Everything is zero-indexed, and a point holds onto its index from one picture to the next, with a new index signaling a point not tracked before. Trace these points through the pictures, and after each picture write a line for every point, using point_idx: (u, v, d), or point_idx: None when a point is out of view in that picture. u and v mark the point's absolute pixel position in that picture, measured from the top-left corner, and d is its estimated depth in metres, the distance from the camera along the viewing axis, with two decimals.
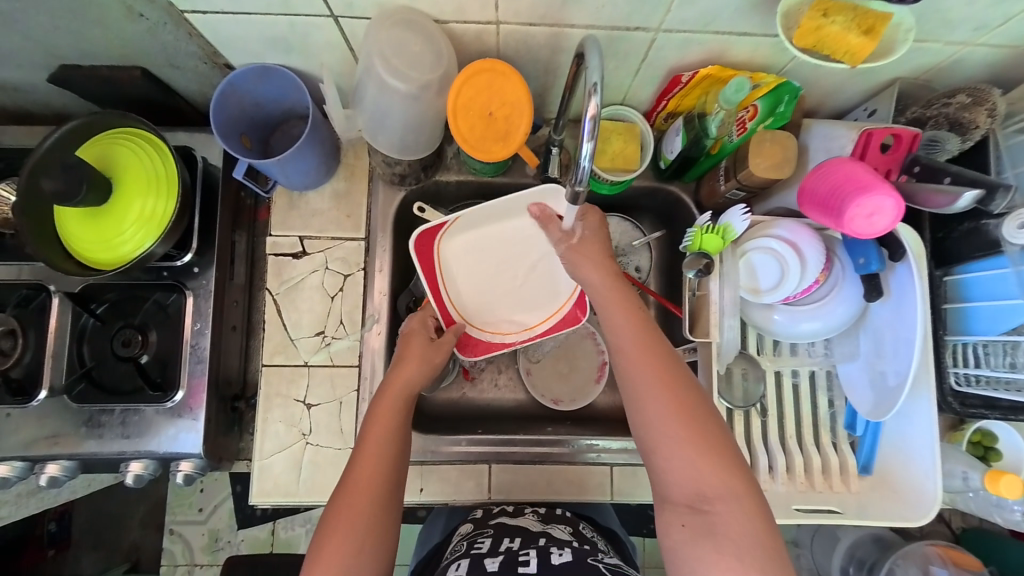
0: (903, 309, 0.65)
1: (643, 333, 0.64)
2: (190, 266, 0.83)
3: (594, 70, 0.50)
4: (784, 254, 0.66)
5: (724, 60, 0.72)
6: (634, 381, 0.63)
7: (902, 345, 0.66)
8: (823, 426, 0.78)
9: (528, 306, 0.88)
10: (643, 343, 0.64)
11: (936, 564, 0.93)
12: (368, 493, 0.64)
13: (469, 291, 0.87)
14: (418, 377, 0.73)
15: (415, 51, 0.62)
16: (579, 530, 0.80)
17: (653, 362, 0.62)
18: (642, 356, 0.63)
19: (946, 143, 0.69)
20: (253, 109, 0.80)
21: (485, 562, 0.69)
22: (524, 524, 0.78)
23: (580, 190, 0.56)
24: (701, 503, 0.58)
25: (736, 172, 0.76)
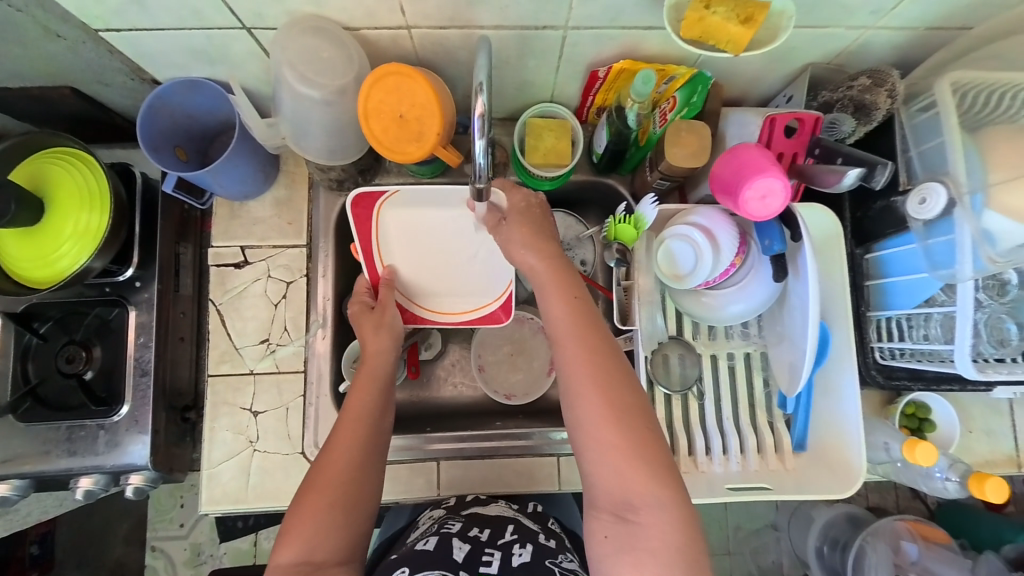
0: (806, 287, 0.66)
1: (587, 334, 0.64)
2: (133, 280, 0.84)
3: (481, 69, 0.51)
4: (700, 242, 0.68)
5: (637, 53, 0.74)
6: (575, 382, 0.63)
7: (802, 319, 0.68)
8: (759, 406, 0.80)
9: (456, 294, 0.89)
10: (585, 342, 0.64)
11: (906, 539, 0.95)
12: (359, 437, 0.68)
13: (406, 269, 0.87)
14: (386, 356, 0.77)
15: (323, 57, 0.65)
16: (546, 524, 0.82)
17: (595, 362, 0.63)
18: (582, 358, 0.63)
19: (845, 125, 0.73)
20: (186, 121, 0.82)
21: (452, 546, 0.70)
22: (498, 512, 0.80)
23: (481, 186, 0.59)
24: (626, 512, 0.59)
25: (658, 164, 0.78)
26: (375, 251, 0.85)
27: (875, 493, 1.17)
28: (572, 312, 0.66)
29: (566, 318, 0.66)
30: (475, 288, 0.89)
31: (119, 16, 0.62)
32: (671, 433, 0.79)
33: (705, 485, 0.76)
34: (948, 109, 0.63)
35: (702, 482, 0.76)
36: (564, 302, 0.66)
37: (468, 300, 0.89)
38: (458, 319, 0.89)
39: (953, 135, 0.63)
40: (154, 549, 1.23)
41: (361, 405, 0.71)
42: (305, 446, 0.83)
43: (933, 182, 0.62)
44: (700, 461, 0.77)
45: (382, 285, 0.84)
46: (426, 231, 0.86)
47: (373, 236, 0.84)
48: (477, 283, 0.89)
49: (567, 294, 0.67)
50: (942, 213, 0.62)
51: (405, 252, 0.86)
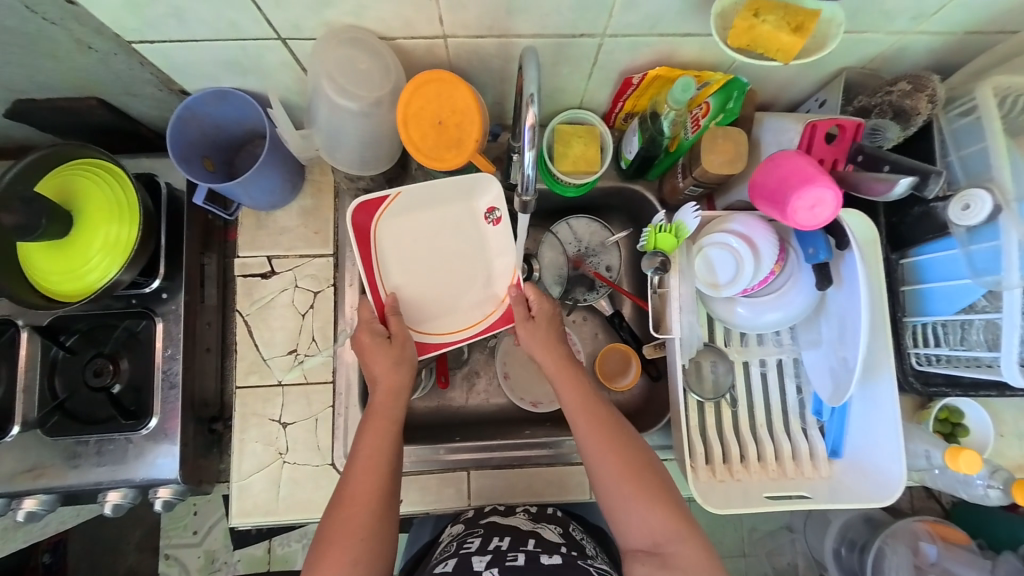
0: (852, 295, 0.66)
1: (600, 418, 0.69)
2: (159, 291, 0.84)
3: (532, 80, 0.51)
4: (740, 249, 0.67)
5: (673, 60, 0.73)
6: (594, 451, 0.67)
7: (845, 330, 0.68)
8: (791, 414, 0.80)
9: (465, 302, 0.83)
10: (591, 409, 0.69)
11: (925, 540, 0.95)
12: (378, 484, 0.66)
13: (407, 283, 0.82)
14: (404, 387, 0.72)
15: (361, 68, 0.64)
16: (569, 531, 0.80)
17: (607, 437, 0.67)
18: (595, 430, 0.68)
19: (888, 131, 0.72)
20: (213, 131, 0.81)
21: (473, 561, 0.69)
22: (516, 523, 0.79)
23: (527, 198, 0.58)
24: (657, 548, 0.63)
25: (692, 170, 0.77)
26: (377, 267, 0.80)
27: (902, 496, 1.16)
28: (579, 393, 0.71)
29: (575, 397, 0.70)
30: (487, 290, 0.83)
31: (155, 28, 0.62)
32: (704, 441, 0.78)
33: (740, 494, 0.74)
34: (990, 113, 0.63)
35: (738, 491, 0.75)
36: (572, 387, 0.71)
37: (469, 316, 0.83)
38: (456, 339, 0.82)
39: (997, 140, 0.62)
40: (166, 559, 1.21)
41: (377, 443, 0.68)
42: (335, 458, 0.81)
43: (977, 188, 0.61)
44: (735, 469, 0.76)
45: (389, 314, 0.77)
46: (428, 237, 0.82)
47: (374, 250, 0.80)
48: (486, 286, 0.83)
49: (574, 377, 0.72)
50: (988, 218, 0.61)
51: (406, 265, 0.81)
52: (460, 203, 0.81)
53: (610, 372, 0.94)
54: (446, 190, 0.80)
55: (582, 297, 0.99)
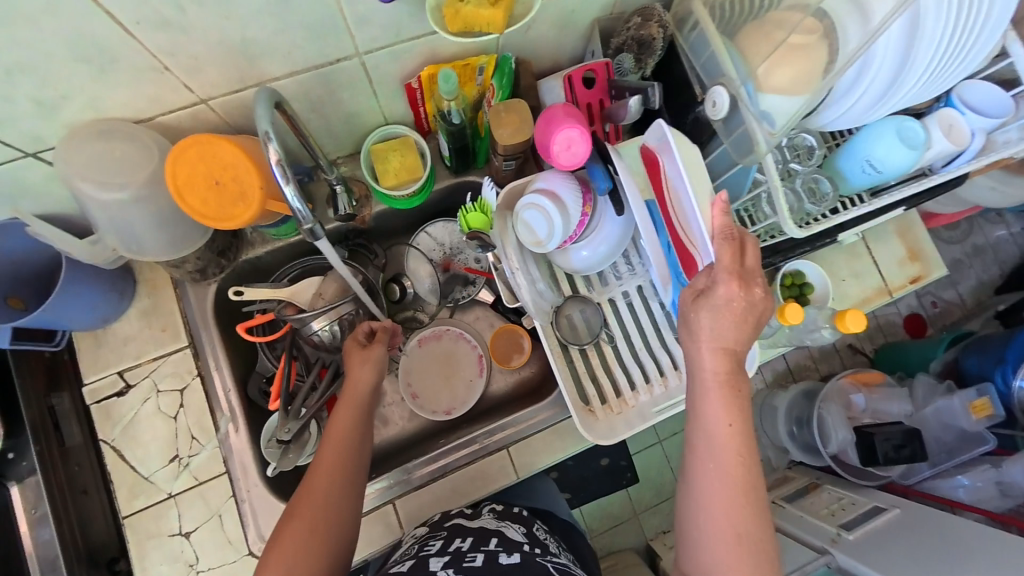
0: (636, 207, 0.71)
1: (742, 537, 0.58)
2: (5, 452, 0.77)
3: (263, 120, 0.54)
4: (547, 204, 0.72)
5: (438, 58, 0.77)
6: (726, 553, 0.58)
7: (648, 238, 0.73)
8: (662, 327, 0.85)
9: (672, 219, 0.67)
10: (725, 483, 0.59)
11: (852, 392, 1.08)
12: (336, 482, 0.66)
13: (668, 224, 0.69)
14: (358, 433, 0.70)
15: (117, 155, 0.62)
16: (533, 531, 0.81)
17: (744, 546, 0.58)
18: (717, 504, 0.59)
19: (624, 63, 0.80)
20: (12, 267, 0.76)
21: (430, 562, 0.68)
22: (482, 524, 0.78)
23: (309, 226, 0.58)
24: None
25: (496, 147, 0.81)
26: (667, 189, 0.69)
27: (822, 365, 1.28)
28: (725, 487, 0.59)
29: (716, 492, 0.59)
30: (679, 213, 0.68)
31: None
32: (595, 382, 0.84)
33: (635, 418, 0.81)
34: (705, 21, 0.72)
35: (624, 420, 0.81)
36: (727, 509, 0.58)
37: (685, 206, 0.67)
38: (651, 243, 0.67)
39: (717, 42, 0.72)
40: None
41: (346, 422, 0.71)
42: (251, 545, 0.77)
43: (717, 87, 0.71)
44: (626, 397, 0.82)
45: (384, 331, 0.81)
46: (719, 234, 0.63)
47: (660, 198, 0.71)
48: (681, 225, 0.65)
49: (737, 480, 0.59)
50: (729, 109, 0.70)
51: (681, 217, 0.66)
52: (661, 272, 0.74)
53: (503, 354, 0.98)
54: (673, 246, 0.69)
55: (461, 295, 1.03)
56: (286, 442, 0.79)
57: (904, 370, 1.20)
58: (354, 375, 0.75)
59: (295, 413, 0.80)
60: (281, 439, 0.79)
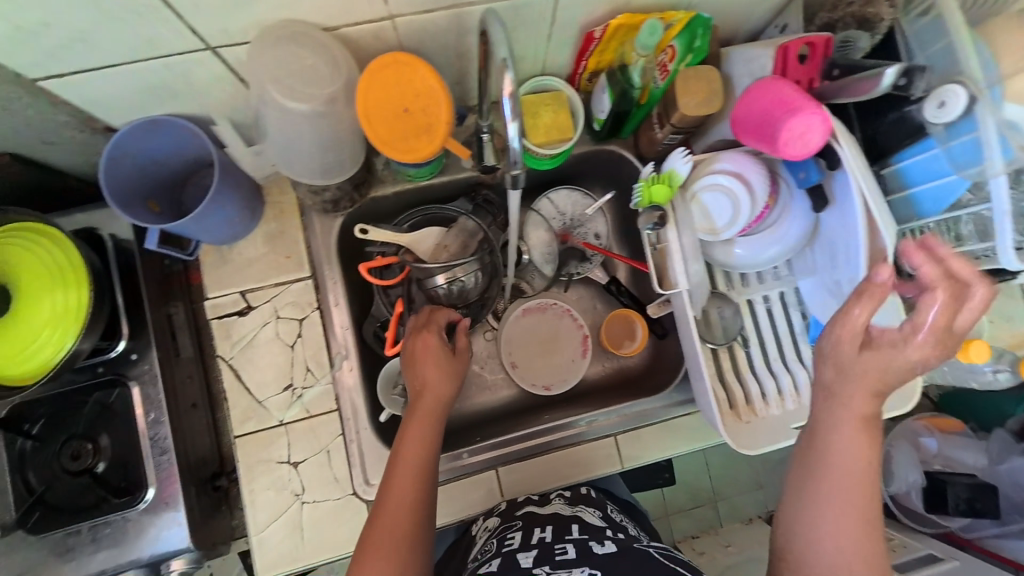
0: (846, 215, 0.62)
1: (867, 534, 0.53)
2: (128, 352, 0.76)
3: (501, 44, 0.49)
4: (735, 190, 0.67)
5: (631, 7, 0.70)
6: (854, 555, 0.53)
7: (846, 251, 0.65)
8: (800, 340, 0.81)
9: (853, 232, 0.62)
10: (846, 480, 0.55)
11: (924, 434, 0.99)
12: (413, 505, 0.62)
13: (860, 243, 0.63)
14: (433, 450, 0.65)
15: (307, 64, 0.57)
16: (608, 514, 0.75)
17: (870, 544, 0.53)
18: (832, 499, 0.54)
19: (859, 41, 0.71)
20: (154, 167, 0.73)
21: (517, 558, 0.63)
22: (555, 511, 0.73)
23: (516, 173, 0.53)
24: None
25: (669, 117, 0.74)
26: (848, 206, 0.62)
27: None
28: (852, 480, 0.55)
29: (838, 486, 0.55)
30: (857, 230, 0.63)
31: (59, 57, 0.54)
32: (723, 386, 0.79)
33: (769, 432, 0.76)
34: (949, 11, 0.62)
35: (757, 432, 0.76)
36: (848, 506, 0.54)
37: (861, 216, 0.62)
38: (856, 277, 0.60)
39: (962, 33, 0.61)
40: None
41: (419, 440, 0.65)
42: (356, 486, 0.77)
43: (950, 84, 0.61)
44: (757, 406, 0.78)
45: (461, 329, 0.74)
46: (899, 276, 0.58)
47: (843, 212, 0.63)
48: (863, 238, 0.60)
49: (862, 478, 0.55)
50: (965, 112, 0.61)
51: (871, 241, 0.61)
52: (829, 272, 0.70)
53: (616, 340, 0.94)
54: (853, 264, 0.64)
55: (576, 270, 0.98)
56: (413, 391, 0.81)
57: (977, 420, 1.01)
58: (428, 380, 0.69)
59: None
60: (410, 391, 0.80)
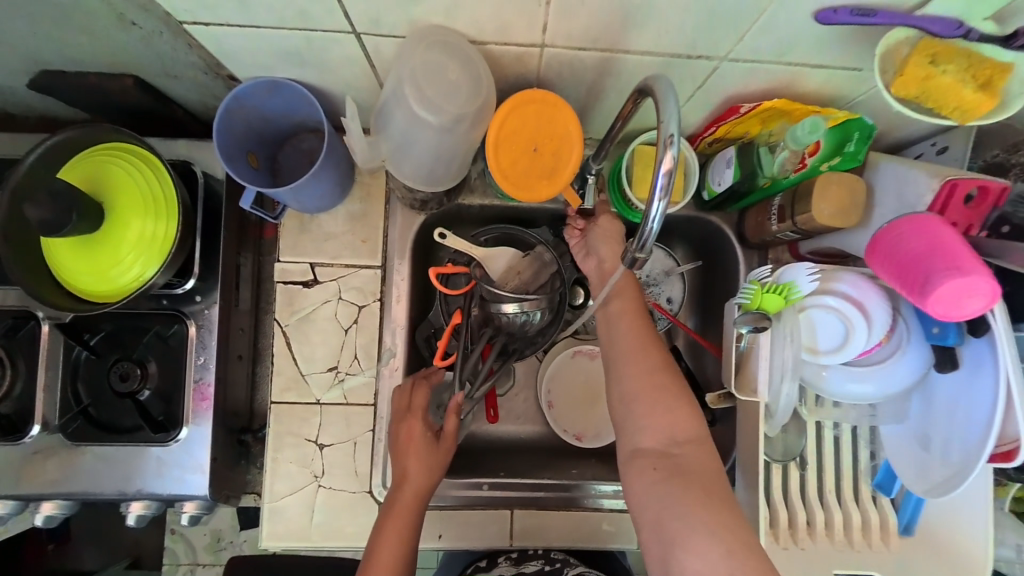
0: (977, 385, 0.57)
1: (663, 380, 0.61)
2: (192, 293, 0.76)
3: (671, 118, 0.45)
4: (850, 314, 0.61)
5: (793, 88, 0.63)
6: (652, 398, 0.60)
7: (965, 422, 0.58)
8: (862, 479, 0.75)
9: (975, 404, 0.57)
10: (646, 351, 0.64)
11: None
12: None
13: (973, 419, 0.57)
14: (406, 542, 0.68)
15: (449, 78, 0.53)
16: (549, 557, 0.86)
17: (666, 380, 0.62)
18: (647, 371, 0.62)
19: None
20: (259, 123, 0.69)
21: None
22: (499, 575, 0.83)
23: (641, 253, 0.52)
24: (671, 448, 0.58)
25: (794, 213, 0.68)
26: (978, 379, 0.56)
27: None
28: (639, 337, 0.65)
29: (631, 335, 0.65)
30: (974, 398, 0.57)
31: (210, 9, 0.52)
32: (769, 503, 0.74)
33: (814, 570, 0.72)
34: None
35: (802, 559, 0.72)
36: (648, 353, 0.63)
37: (985, 390, 0.55)
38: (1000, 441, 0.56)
39: None
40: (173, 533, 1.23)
41: (396, 533, 0.67)
42: (373, 484, 0.80)
43: None
44: (799, 535, 0.73)
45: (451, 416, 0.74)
46: (955, 430, 0.59)
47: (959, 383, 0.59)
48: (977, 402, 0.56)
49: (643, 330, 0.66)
50: None
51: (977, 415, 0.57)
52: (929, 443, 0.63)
53: None
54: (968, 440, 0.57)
55: None
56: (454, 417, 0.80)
57: None
58: (409, 474, 0.71)
59: (472, 397, 0.79)
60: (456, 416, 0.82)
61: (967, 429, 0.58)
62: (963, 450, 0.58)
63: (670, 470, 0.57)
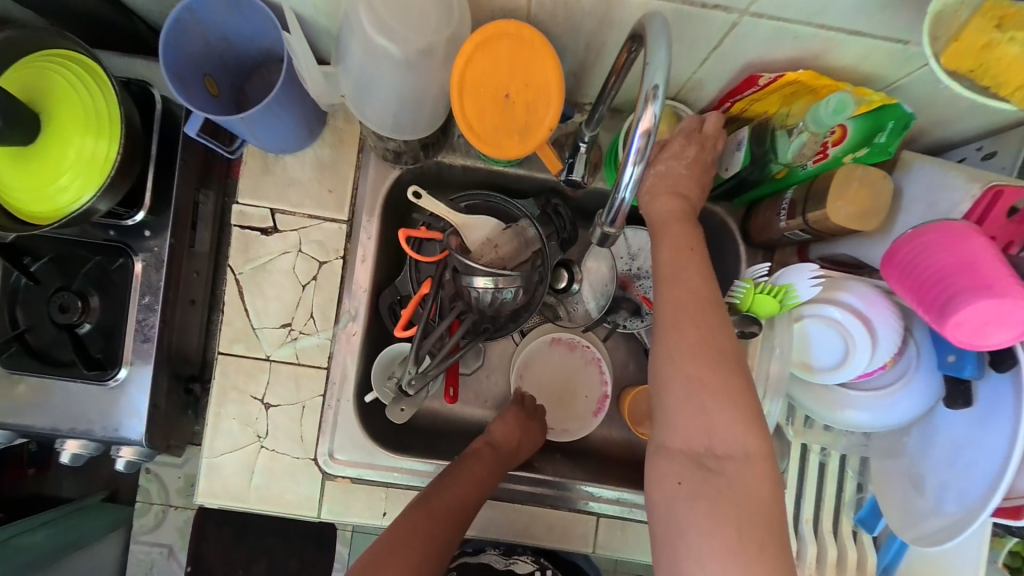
0: (988, 427, 0.49)
1: (712, 369, 0.47)
2: (142, 227, 0.71)
3: (659, 68, 0.39)
4: (851, 330, 0.53)
5: (821, 61, 0.54)
6: (697, 387, 0.46)
7: (969, 469, 0.50)
8: (842, 513, 0.68)
9: (980, 453, 0.49)
10: (698, 319, 0.48)
11: None
12: (461, 501, 0.66)
13: (975, 470, 0.50)
14: (490, 481, 0.70)
15: (414, 2, 0.47)
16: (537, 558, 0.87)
17: (715, 369, 0.47)
18: (697, 350, 0.47)
19: None
20: (221, 45, 0.63)
21: None
22: (486, 562, 0.83)
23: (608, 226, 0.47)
24: (709, 460, 0.46)
25: (807, 210, 0.59)
26: (989, 424, 0.49)
27: None
28: (686, 307, 0.49)
29: (676, 302, 0.49)
30: (981, 446, 0.49)
31: None
32: None
33: None
34: None
35: None
36: (697, 323, 0.48)
37: (996, 438, 0.48)
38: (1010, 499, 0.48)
39: None
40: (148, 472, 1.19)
41: (486, 464, 0.71)
42: (319, 452, 0.75)
43: None
44: None
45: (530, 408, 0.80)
46: (955, 478, 0.52)
47: (970, 427, 0.51)
48: (984, 452, 0.49)
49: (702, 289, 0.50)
50: None
51: (982, 465, 0.49)
52: (921, 486, 0.55)
53: (637, 416, 0.83)
54: (967, 493, 0.50)
55: (623, 321, 0.85)
56: (403, 391, 0.73)
57: None
58: (528, 436, 0.77)
59: (427, 372, 0.72)
60: (403, 390, 0.73)
61: (966, 481, 0.50)
62: (960, 504, 0.51)
63: (700, 483, 0.45)
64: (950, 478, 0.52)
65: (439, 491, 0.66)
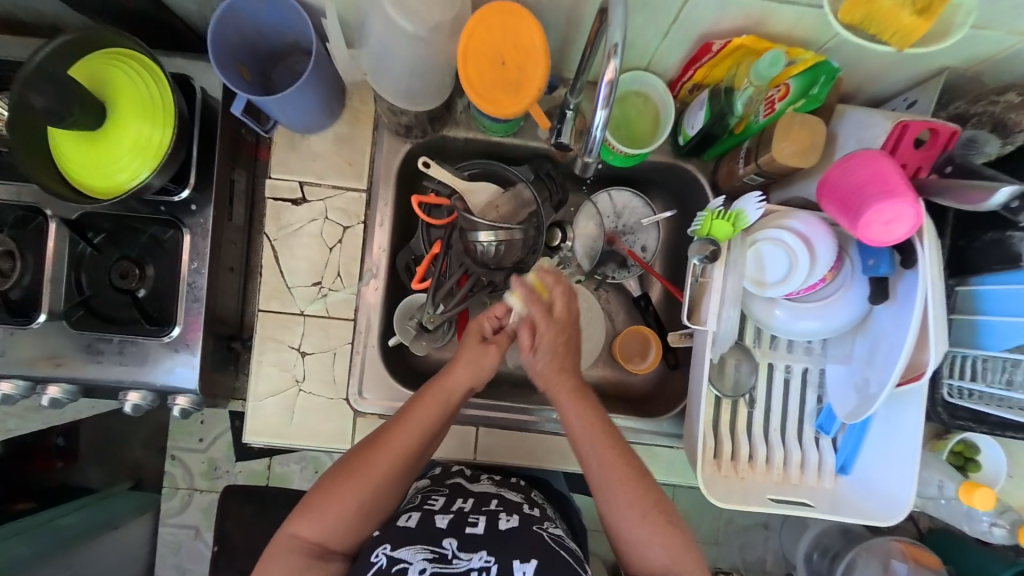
0: (900, 313, 0.61)
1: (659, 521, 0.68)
2: (188, 202, 0.81)
3: (617, 29, 0.50)
4: (795, 247, 0.64)
5: (762, 28, 0.65)
6: (627, 503, 0.69)
7: (885, 351, 0.63)
8: (804, 421, 0.79)
9: (894, 335, 0.62)
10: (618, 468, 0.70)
11: (898, 558, 0.87)
12: (392, 459, 0.70)
13: (891, 349, 0.63)
14: (428, 432, 0.72)
15: None
16: (529, 496, 0.84)
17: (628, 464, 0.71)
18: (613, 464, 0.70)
19: (986, 145, 0.64)
20: (253, 35, 0.74)
21: (434, 518, 0.72)
22: (482, 488, 0.81)
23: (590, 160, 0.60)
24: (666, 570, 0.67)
25: (757, 156, 0.70)
26: (900, 309, 0.61)
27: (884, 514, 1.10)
28: (619, 473, 0.70)
29: (610, 480, 0.70)
30: (894, 330, 0.62)
31: None
32: (716, 436, 0.79)
33: (752, 497, 0.75)
34: None
35: (741, 488, 0.76)
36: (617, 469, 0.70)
37: (904, 320, 0.60)
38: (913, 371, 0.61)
39: None
40: (172, 458, 1.22)
41: (423, 416, 0.72)
42: (349, 393, 0.85)
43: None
44: (741, 467, 0.77)
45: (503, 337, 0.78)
46: (876, 360, 0.65)
47: (888, 317, 0.63)
48: (897, 332, 0.62)
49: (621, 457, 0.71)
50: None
51: (895, 344, 0.62)
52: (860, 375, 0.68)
53: (626, 354, 0.94)
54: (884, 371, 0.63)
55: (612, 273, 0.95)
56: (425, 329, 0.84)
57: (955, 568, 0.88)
58: (470, 377, 0.75)
59: (444, 313, 0.83)
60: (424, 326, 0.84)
61: (882, 361, 0.63)
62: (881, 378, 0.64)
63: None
64: (873, 361, 0.65)
65: (373, 450, 0.71)
